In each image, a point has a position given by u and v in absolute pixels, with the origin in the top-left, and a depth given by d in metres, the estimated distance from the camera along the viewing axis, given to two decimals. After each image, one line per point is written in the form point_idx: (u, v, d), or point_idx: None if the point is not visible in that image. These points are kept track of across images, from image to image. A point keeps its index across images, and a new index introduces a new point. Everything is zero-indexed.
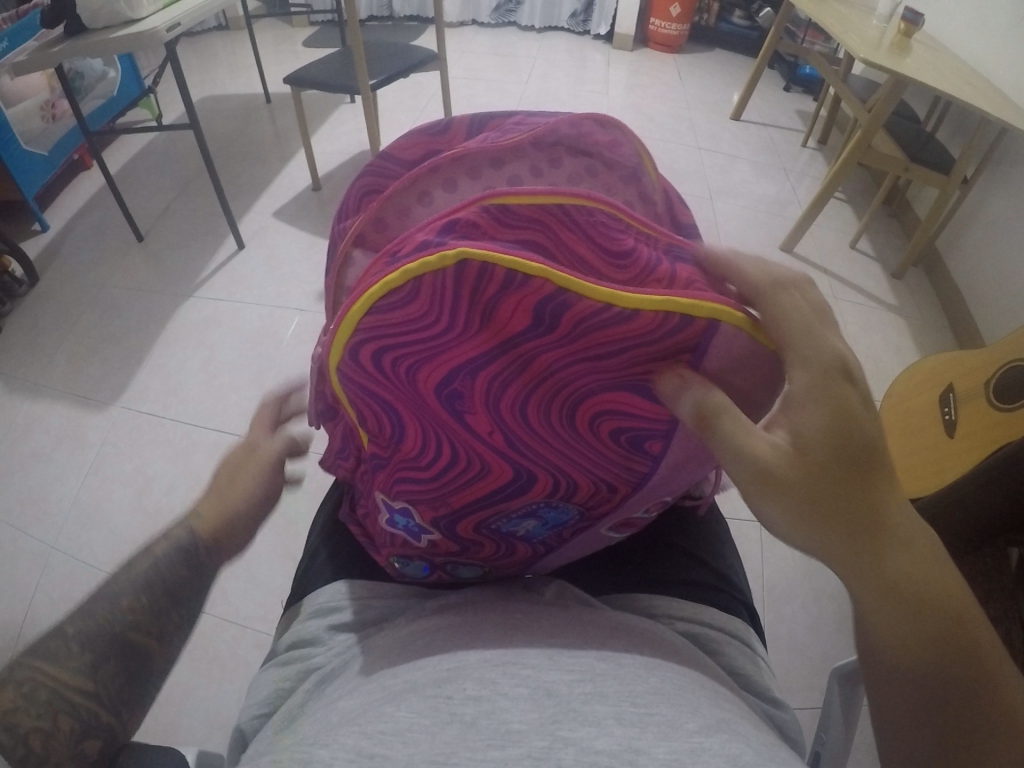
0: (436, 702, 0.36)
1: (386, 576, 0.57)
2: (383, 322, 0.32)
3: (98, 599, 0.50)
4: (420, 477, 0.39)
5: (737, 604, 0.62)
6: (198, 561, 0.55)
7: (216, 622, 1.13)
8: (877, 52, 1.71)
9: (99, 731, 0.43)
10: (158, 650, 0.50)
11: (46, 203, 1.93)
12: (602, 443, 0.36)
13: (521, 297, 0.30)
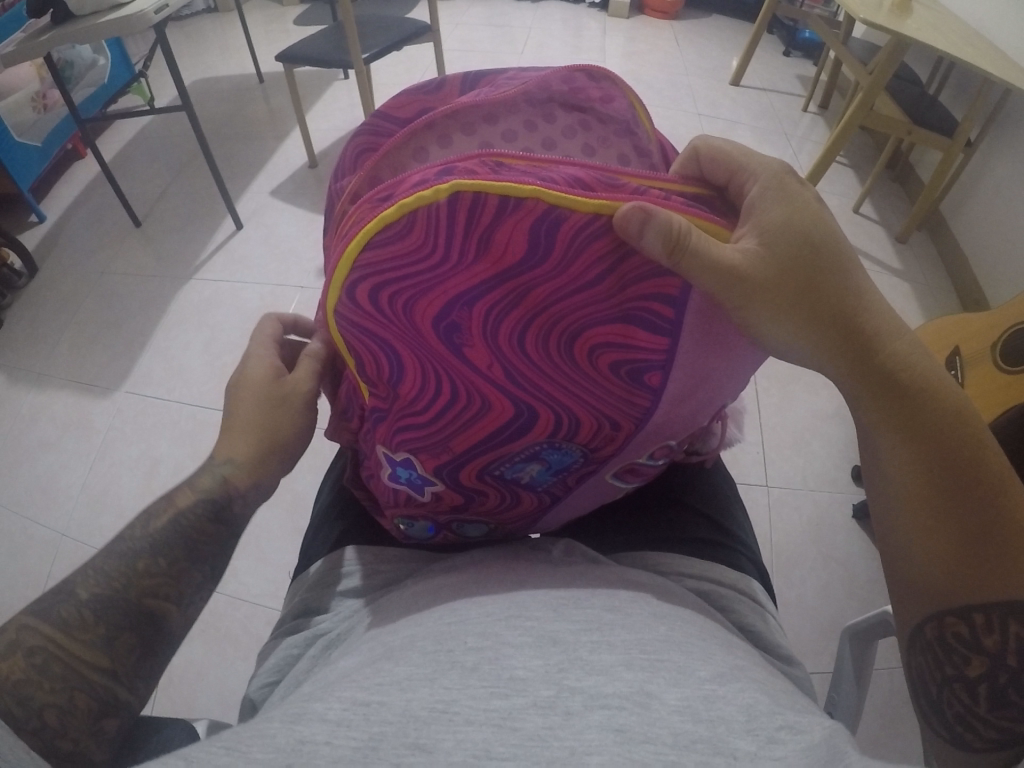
0: (439, 654, 0.36)
1: (392, 541, 0.56)
2: (379, 257, 0.31)
3: (119, 567, 0.48)
4: (421, 422, 0.38)
5: (745, 561, 0.62)
6: (223, 516, 0.54)
7: (228, 601, 1.14)
8: (877, 13, 1.68)
9: (117, 708, 0.43)
10: (177, 614, 0.49)
11: (42, 193, 1.93)
12: (601, 376, 0.36)
13: (517, 222, 0.29)
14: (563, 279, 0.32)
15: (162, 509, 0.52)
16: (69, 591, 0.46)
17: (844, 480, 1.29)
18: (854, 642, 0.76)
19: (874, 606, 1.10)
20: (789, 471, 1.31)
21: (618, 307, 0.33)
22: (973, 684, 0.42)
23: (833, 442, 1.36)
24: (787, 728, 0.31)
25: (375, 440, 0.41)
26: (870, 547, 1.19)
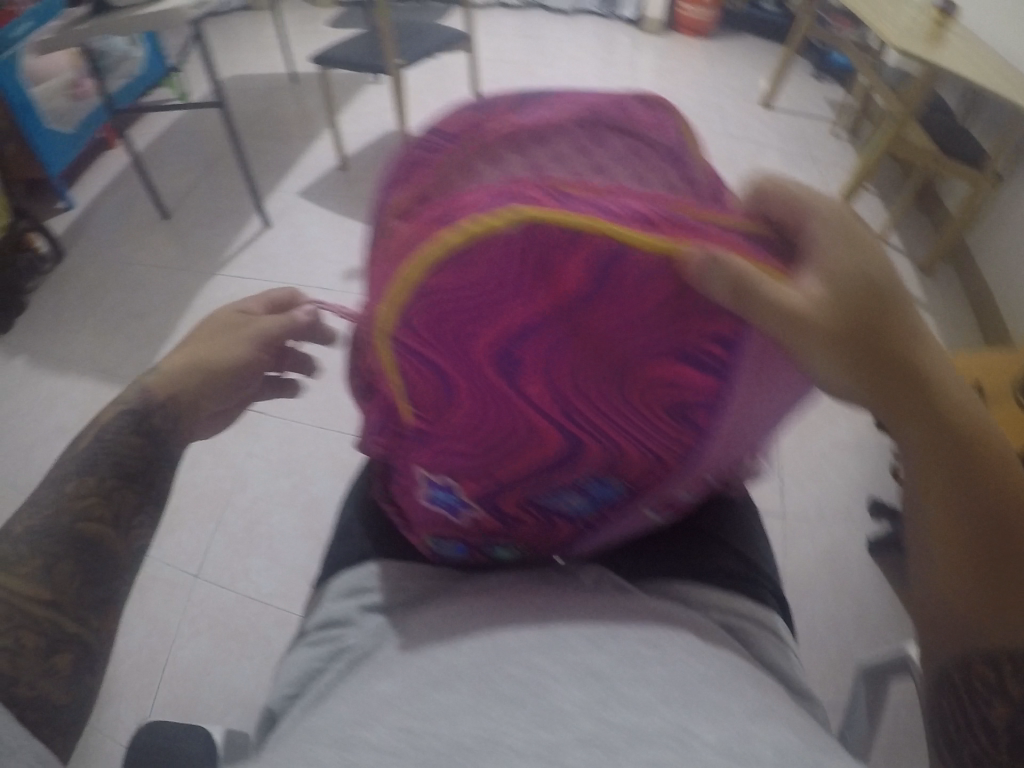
0: (482, 684, 0.36)
1: (420, 557, 0.56)
2: (442, 282, 0.31)
3: (50, 498, 0.49)
4: (464, 448, 0.37)
5: (768, 595, 0.61)
6: (149, 426, 0.54)
7: (237, 599, 1.14)
8: (912, 43, 1.66)
9: (67, 644, 0.44)
10: (115, 536, 0.49)
11: (71, 181, 1.94)
12: (650, 412, 0.36)
13: (583, 255, 0.30)
14: (621, 313, 0.32)
15: (87, 438, 0.53)
16: (5, 532, 0.47)
17: (857, 512, 1.28)
18: (869, 682, 0.75)
19: (883, 641, 1.10)
20: (804, 500, 1.30)
21: (672, 344, 0.33)
22: (992, 722, 0.44)
23: (848, 472, 1.35)
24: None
25: (413, 463, 0.41)
26: (882, 580, 1.18)
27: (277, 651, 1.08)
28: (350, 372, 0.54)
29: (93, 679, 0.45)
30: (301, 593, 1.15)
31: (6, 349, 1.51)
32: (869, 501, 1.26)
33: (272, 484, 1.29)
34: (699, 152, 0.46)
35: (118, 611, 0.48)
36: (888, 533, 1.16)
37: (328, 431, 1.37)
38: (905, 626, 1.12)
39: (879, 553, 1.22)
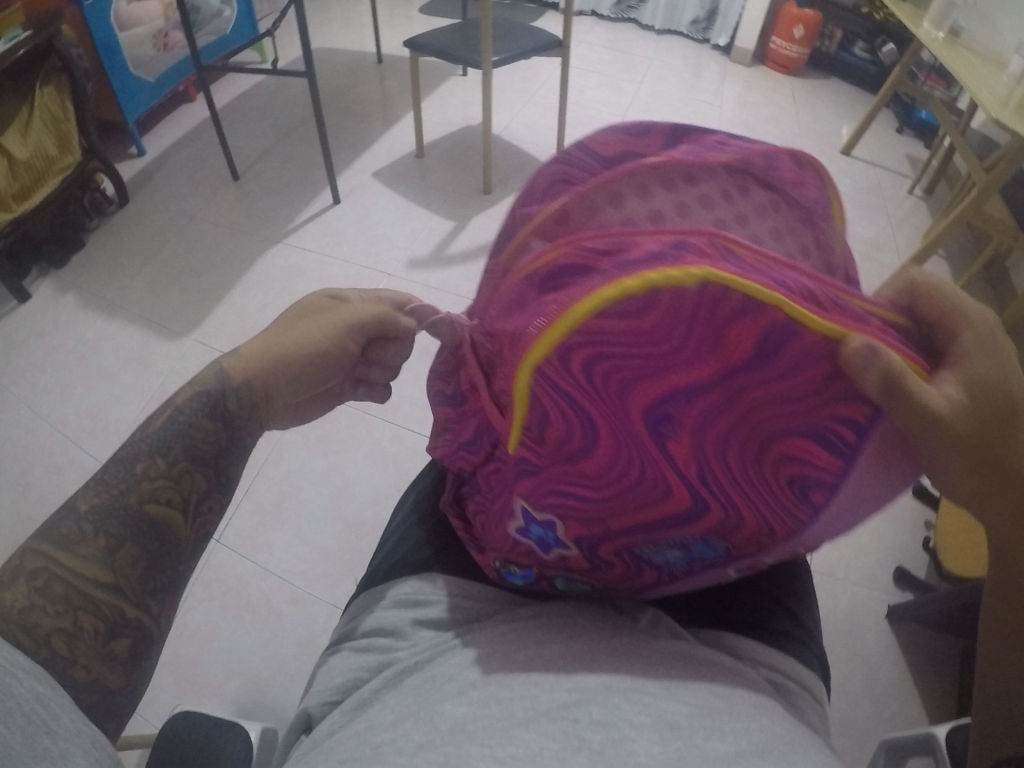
0: (564, 727, 0.36)
1: (480, 577, 0.56)
2: (603, 327, 0.29)
3: (116, 477, 0.47)
4: (578, 487, 0.36)
5: (814, 659, 0.60)
6: (223, 412, 0.52)
7: (255, 570, 1.14)
8: (1003, 108, 1.57)
9: (126, 629, 0.42)
10: (185, 526, 0.48)
11: (146, 128, 1.95)
12: (778, 488, 0.34)
13: (757, 327, 0.28)
14: (782, 388, 0.30)
15: (157, 417, 0.51)
16: (69, 507, 0.45)
17: (884, 579, 1.26)
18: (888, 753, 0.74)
19: (892, 714, 1.08)
20: (833, 559, 1.28)
21: (820, 422, 0.31)
22: None
23: (882, 537, 1.32)
24: None
25: (516, 490, 0.40)
26: (901, 654, 1.16)
27: (287, 628, 1.08)
28: (436, 375, 0.54)
29: (147, 667, 0.44)
30: (319, 574, 1.14)
31: (60, 285, 1.52)
32: (896, 570, 1.24)
33: (306, 461, 1.28)
34: (843, 239, 0.46)
35: (179, 598, 0.47)
36: (914, 605, 1.14)
37: (367, 417, 1.36)
38: (918, 704, 1.10)
39: (899, 624, 1.19)
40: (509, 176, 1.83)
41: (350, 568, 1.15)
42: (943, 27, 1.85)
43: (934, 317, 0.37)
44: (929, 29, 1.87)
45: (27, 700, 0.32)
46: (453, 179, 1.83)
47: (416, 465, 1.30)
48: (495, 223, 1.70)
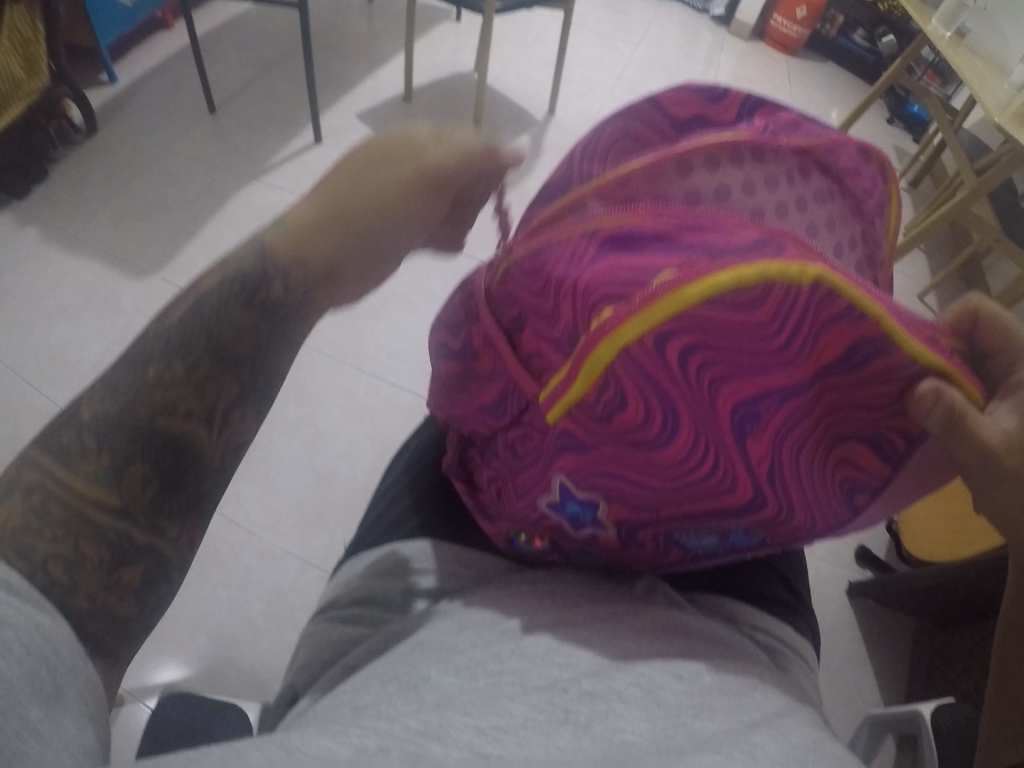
0: (549, 697, 0.34)
1: (475, 539, 0.53)
2: (714, 317, 0.29)
3: (124, 379, 0.40)
4: (639, 484, 0.35)
5: (805, 627, 0.60)
6: (260, 302, 0.43)
7: (223, 522, 1.10)
8: (1003, 114, 1.60)
9: (137, 555, 0.39)
10: (209, 439, 0.42)
11: (119, 53, 1.84)
12: (825, 487, 0.36)
13: (852, 333, 0.29)
14: (858, 390, 0.32)
15: (178, 304, 0.43)
16: (72, 414, 0.39)
17: (846, 556, 1.27)
18: (873, 727, 0.80)
19: (842, 684, 1.12)
20: None
21: (880, 427, 0.33)
22: None
23: None
24: None
25: (553, 467, 0.37)
26: (858, 630, 1.19)
27: (254, 582, 1.05)
28: (442, 326, 0.51)
29: (163, 591, 0.41)
30: (290, 528, 1.11)
31: (20, 214, 1.43)
32: (857, 548, 1.26)
33: (279, 410, 1.23)
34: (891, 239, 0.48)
35: (203, 518, 0.42)
36: (872, 582, 1.16)
37: (342, 366, 1.31)
38: (870, 678, 1.14)
39: (858, 599, 1.22)
40: (500, 128, 1.77)
41: (322, 522, 1.12)
42: (951, 27, 1.84)
43: (989, 345, 0.40)
44: (937, 27, 1.86)
45: (28, 629, 0.31)
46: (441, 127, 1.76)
47: (392, 418, 1.26)
48: None
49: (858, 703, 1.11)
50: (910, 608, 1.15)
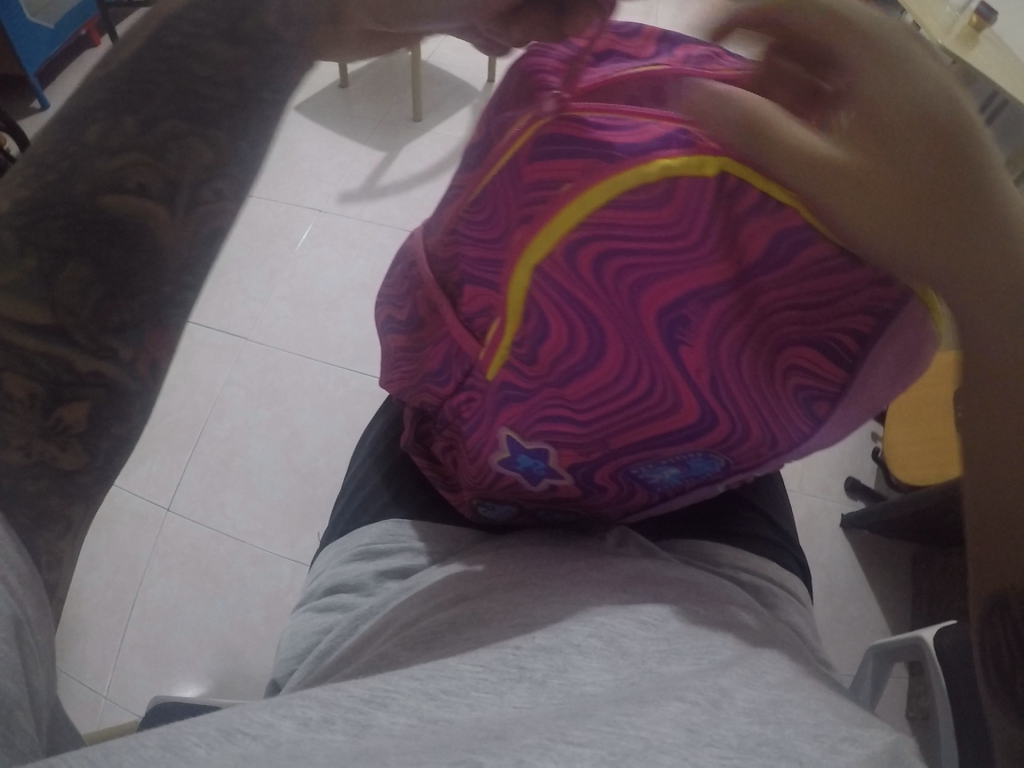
0: (501, 656, 0.33)
1: (441, 514, 0.52)
2: (618, 219, 0.29)
3: (59, 148, 0.31)
4: (586, 406, 0.35)
5: (794, 562, 0.61)
6: (246, 34, 0.33)
7: (211, 535, 1.09)
8: (946, 37, 1.63)
9: (82, 388, 0.32)
10: (168, 224, 0.32)
11: (48, 77, 1.80)
12: (789, 403, 0.33)
13: (769, 224, 0.28)
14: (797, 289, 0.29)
15: (133, 44, 0.33)
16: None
17: (836, 489, 1.28)
18: (876, 659, 0.79)
19: (848, 617, 1.14)
20: (788, 474, 1.30)
21: (824, 333, 0.30)
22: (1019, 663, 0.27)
23: (834, 450, 1.34)
24: (851, 740, 0.29)
25: (498, 421, 0.38)
26: (856, 560, 1.20)
27: (251, 591, 1.04)
28: (387, 301, 0.50)
29: (125, 430, 0.34)
30: (278, 531, 1.10)
31: None
32: (847, 479, 1.27)
33: (252, 416, 1.21)
34: None
35: (169, 334, 0.33)
36: (866, 512, 1.16)
37: (309, 361, 1.29)
38: (872, 607, 1.15)
39: (852, 530, 1.22)
40: (442, 101, 1.74)
41: (310, 521, 1.11)
42: None
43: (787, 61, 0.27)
44: None
45: None
46: (381, 107, 1.73)
47: (365, 406, 1.25)
48: (429, 153, 1.64)
49: (864, 633, 1.13)
50: (905, 532, 1.16)
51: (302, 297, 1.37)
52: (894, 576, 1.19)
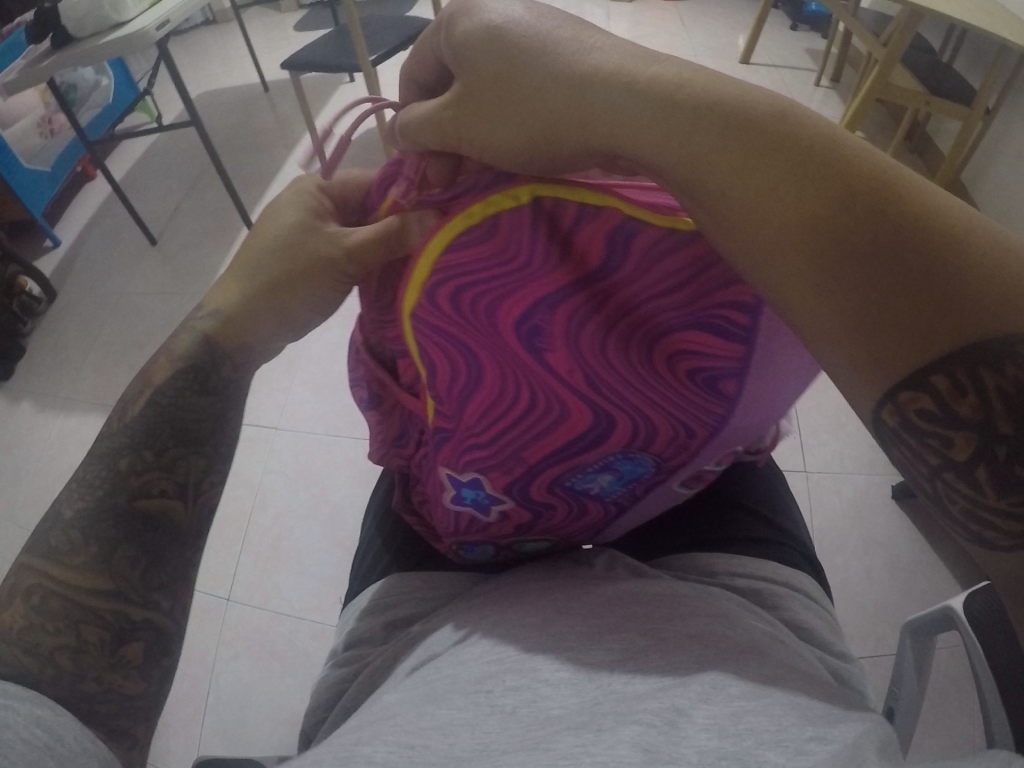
0: (474, 698, 0.38)
1: (442, 563, 0.58)
2: (461, 257, 0.36)
3: (104, 478, 0.43)
4: (494, 415, 0.42)
5: (800, 557, 0.63)
6: (213, 386, 0.45)
7: (272, 617, 1.14)
8: None
9: (136, 631, 0.43)
10: (185, 510, 0.45)
11: (55, 217, 1.93)
12: (679, 382, 0.38)
13: (594, 230, 0.33)
14: (642, 281, 0.34)
15: (140, 394, 0.45)
16: (56, 515, 0.43)
17: (881, 462, 1.28)
18: (915, 638, 0.73)
19: (918, 590, 1.12)
20: (827, 456, 1.30)
21: (703, 312, 0.34)
22: (967, 472, 0.28)
23: None
24: (819, 740, 0.31)
25: (439, 462, 0.47)
26: (914, 528, 1.19)
27: (316, 664, 1.07)
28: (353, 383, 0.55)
29: (169, 661, 0.45)
30: (334, 604, 1.14)
31: (13, 396, 1.50)
32: None
33: (293, 499, 1.27)
34: None
35: (190, 580, 0.46)
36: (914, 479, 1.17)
37: (342, 437, 1.35)
38: (938, 573, 1.14)
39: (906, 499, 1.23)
40: None
41: None
42: None
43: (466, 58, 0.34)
44: None
45: (28, 724, 0.37)
46: None
47: None
48: None
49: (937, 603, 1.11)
50: None
51: (323, 379, 1.45)
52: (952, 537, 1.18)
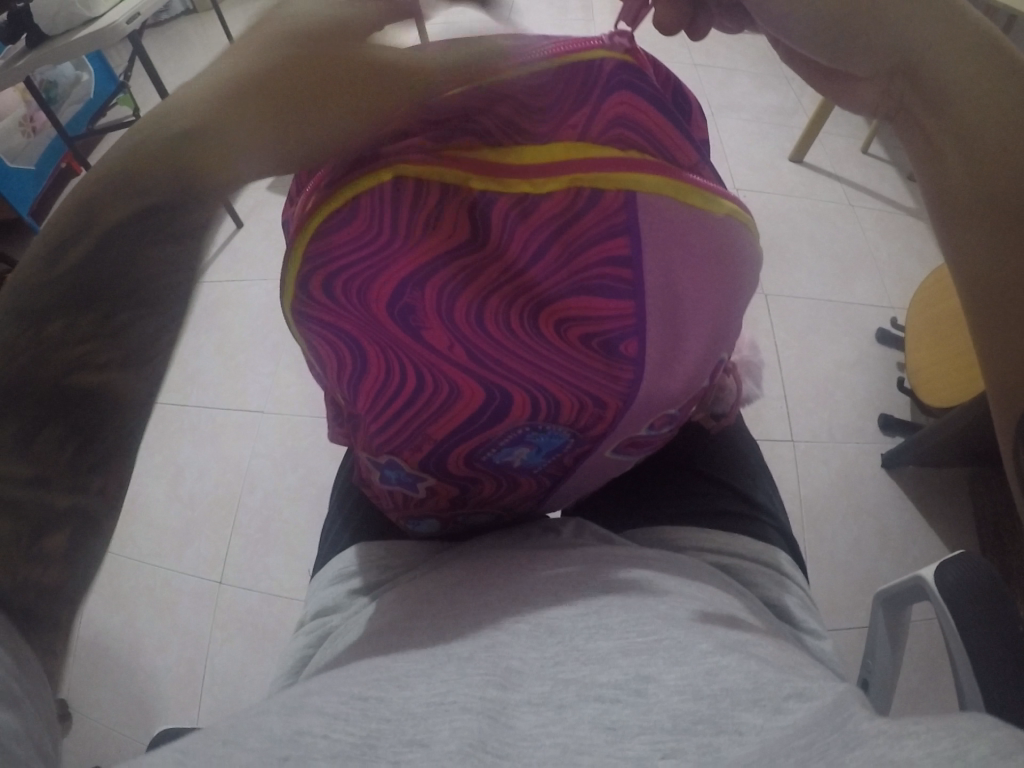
0: (434, 652, 0.37)
1: (403, 534, 0.59)
2: (328, 244, 0.36)
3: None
4: (389, 398, 0.45)
5: (772, 529, 0.64)
6: (153, 220, 0.26)
7: (262, 598, 1.15)
8: None
9: (61, 522, 0.31)
10: (128, 379, 0.30)
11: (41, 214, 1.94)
12: (573, 348, 0.42)
13: (457, 204, 0.35)
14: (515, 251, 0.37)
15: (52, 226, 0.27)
16: None
17: (870, 430, 1.28)
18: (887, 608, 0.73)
19: (906, 558, 1.13)
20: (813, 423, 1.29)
21: (582, 281, 0.39)
22: None
23: (858, 390, 1.34)
24: (795, 697, 0.31)
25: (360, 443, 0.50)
26: (903, 496, 1.20)
27: None
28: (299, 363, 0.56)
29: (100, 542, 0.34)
30: None
31: None
32: (880, 418, 1.27)
33: (279, 481, 1.28)
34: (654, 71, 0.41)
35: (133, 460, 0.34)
36: (903, 447, 1.17)
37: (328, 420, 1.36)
38: (927, 541, 1.15)
39: (896, 468, 1.23)
40: None
41: None
42: None
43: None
44: None
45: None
46: None
47: None
48: None
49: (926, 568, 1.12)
50: (946, 455, 1.16)
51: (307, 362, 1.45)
52: (942, 506, 1.19)
